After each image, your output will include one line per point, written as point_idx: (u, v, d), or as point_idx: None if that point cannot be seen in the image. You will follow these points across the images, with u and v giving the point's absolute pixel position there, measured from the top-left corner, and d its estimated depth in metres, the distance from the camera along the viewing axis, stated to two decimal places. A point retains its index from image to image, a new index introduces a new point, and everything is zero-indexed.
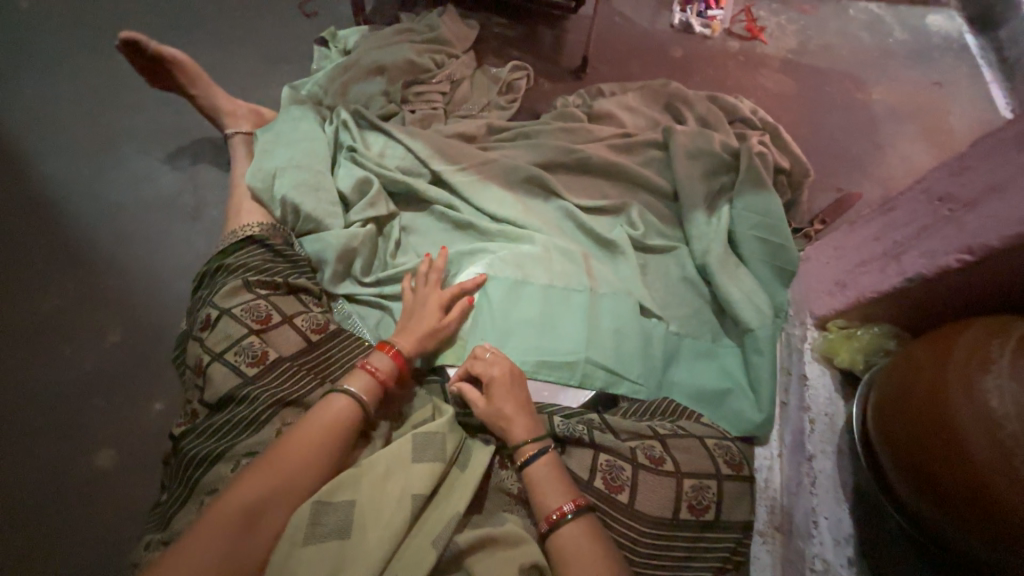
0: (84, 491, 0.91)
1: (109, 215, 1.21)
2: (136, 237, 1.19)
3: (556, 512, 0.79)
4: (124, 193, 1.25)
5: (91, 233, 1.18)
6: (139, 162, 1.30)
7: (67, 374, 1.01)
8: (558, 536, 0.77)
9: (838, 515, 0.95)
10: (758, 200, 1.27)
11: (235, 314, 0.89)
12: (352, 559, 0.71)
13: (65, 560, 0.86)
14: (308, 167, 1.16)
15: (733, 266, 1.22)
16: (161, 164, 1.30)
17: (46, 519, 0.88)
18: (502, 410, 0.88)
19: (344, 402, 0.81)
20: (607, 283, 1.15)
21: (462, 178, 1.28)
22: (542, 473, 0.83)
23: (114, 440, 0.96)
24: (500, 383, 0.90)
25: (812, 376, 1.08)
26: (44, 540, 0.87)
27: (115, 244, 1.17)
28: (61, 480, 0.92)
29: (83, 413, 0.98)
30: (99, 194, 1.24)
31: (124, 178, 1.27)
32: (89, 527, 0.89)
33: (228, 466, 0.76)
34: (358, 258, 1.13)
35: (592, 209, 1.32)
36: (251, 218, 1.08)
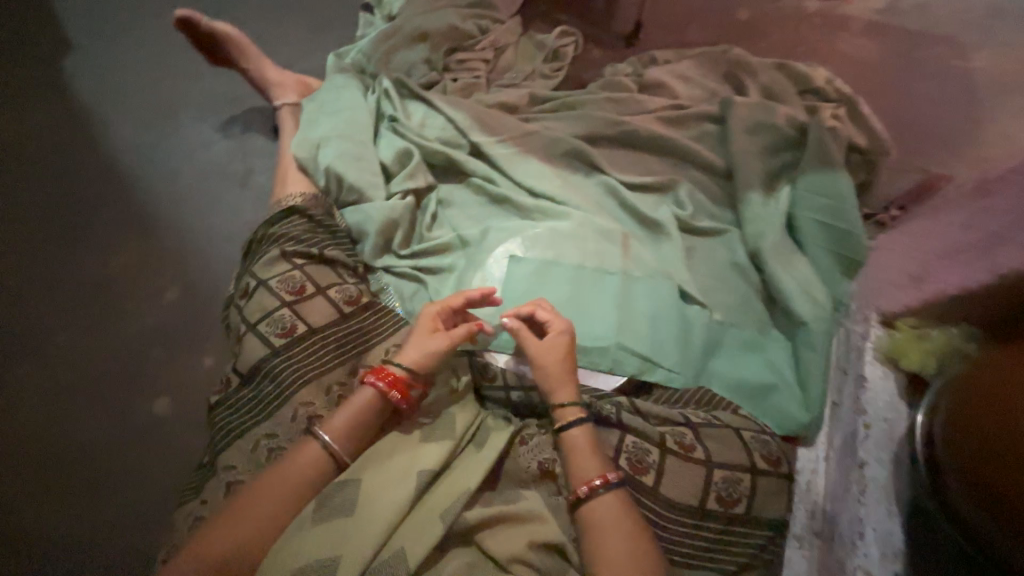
0: (139, 435, 0.98)
1: (168, 181, 1.28)
2: (191, 201, 1.25)
3: (587, 485, 0.79)
4: (181, 159, 1.31)
5: (152, 197, 1.25)
6: (195, 129, 1.36)
7: (129, 326, 1.08)
8: (586, 506, 0.78)
9: (889, 527, 0.87)
10: (826, 180, 1.14)
11: (270, 286, 0.97)
12: (361, 528, 0.78)
13: (121, 496, 0.92)
14: (350, 137, 1.16)
15: (789, 253, 1.12)
16: (214, 132, 1.35)
17: (106, 458, 0.95)
18: (553, 370, 0.90)
19: (362, 396, 0.89)
20: (648, 265, 1.09)
21: (501, 151, 1.24)
22: (576, 444, 0.84)
23: (168, 389, 1.03)
24: (559, 344, 0.92)
25: (872, 376, 0.98)
26: (101, 477, 0.94)
27: (173, 207, 1.24)
28: (118, 424, 0.99)
29: (141, 362, 1.05)
30: (160, 160, 1.31)
31: (182, 145, 1.33)
32: (141, 469, 0.95)
33: (250, 444, 0.87)
34: (398, 232, 1.13)
35: (638, 186, 1.25)
36: (297, 188, 1.12)
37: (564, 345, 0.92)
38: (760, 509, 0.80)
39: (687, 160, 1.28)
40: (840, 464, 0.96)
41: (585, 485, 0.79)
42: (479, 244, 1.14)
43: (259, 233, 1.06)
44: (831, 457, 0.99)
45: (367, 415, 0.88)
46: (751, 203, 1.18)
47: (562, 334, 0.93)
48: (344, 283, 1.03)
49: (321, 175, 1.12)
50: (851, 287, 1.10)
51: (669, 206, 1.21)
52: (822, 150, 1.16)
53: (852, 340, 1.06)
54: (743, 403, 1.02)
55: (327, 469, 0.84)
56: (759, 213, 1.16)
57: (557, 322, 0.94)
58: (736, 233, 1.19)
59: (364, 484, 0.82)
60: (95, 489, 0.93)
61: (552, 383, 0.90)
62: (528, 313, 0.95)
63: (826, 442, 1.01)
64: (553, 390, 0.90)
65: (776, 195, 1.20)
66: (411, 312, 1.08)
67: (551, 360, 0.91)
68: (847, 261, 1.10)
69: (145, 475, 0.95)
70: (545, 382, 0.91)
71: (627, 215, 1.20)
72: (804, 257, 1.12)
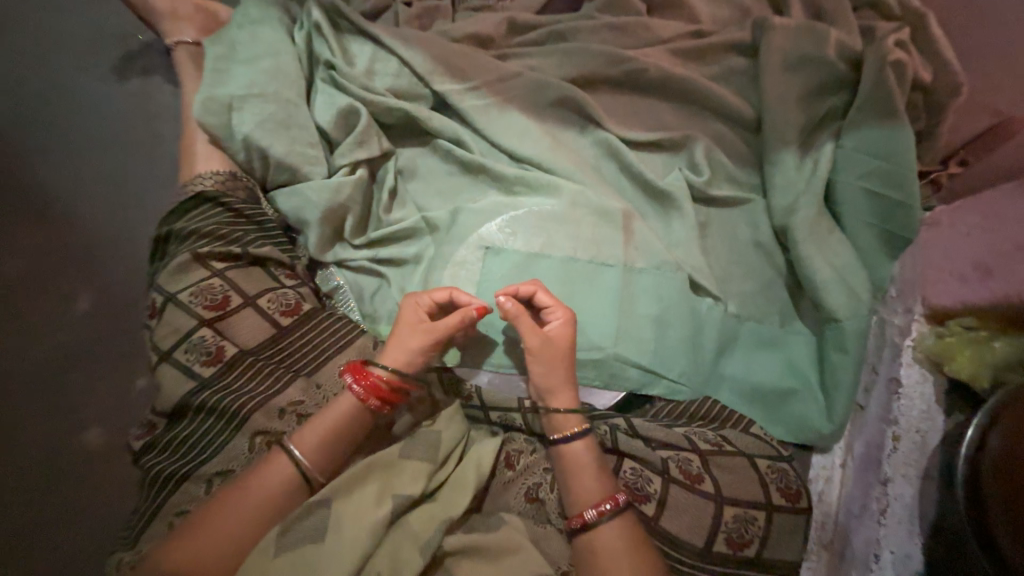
0: (66, 473, 0.85)
1: (71, 158, 1.05)
2: (103, 183, 1.04)
3: (595, 510, 0.65)
4: (87, 130, 1.08)
5: (54, 180, 1.03)
6: (97, 89, 1.11)
7: (43, 344, 0.93)
8: (595, 532, 0.65)
9: (908, 550, 0.78)
10: (882, 135, 0.91)
11: (183, 302, 0.75)
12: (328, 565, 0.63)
13: (46, 550, 0.80)
14: (272, 95, 0.90)
15: (825, 230, 0.93)
16: (120, 92, 1.12)
17: (28, 502, 0.83)
18: (551, 367, 0.73)
19: (336, 411, 0.71)
20: (654, 253, 0.90)
21: (473, 102, 0.97)
22: (579, 457, 0.69)
23: (101, 417, 0.90)
24: (561, 334, 0.74)
25: (908, 380, 0.83)
26: (25, 526, 0.81)
27: (81, 192, 1.03)
28: (40, 460, 0.86)
29: (65, 387, 0.91)
30: (58, 131, 1.07)
31: (86, 112, 1.09)
32: (72, 512, 0.83)
33: (199, 486, 0.67)
34: (349, 218, 0.92)
35: (644, 144, 1.01)
36: (212, 166, 0.88)
37: (564, 337, 0.74)
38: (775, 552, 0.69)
39: (705, 109, 1.03)
40: (859, 477, 0.87)
41: (593, 508, 0.65)
42: (448, 230, 0.91)
43: (164, 229, 0.82)
44: (848, 466, 0.90)
45: (342, 437, 0.70)
46: (782, 165, 0.96)
47: (562, 323, 0.75)
48: (280, 287, 0.82)
49: (240, 148, 0.88)
50: (892, 269, 0.92)
51: (680, 170, 0.99)
52: (882, 91, 0.90)
53: (888, 334, 0.89)
54: (758, 410, 0.90)
55: (302, 486, 0.67)
56: (789, 178, 0.95)
57: (557, 308, 0.75)
58: (760, 203, 1.00)
59: (337, 513, 0.66)
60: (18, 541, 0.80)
61: (551, 385, 0.73)
62: (526, 293, 0.76)
63: (845, 449, 0.91)
64: (550, 393, 0.73)
65: (812, 154, 0.97)
66: (371, 316, 0.90)
67: (550, 356, 0.73)
68: (892, 237, 0.92)
69: (77, 519, 0.83)
70: (542, 382, 0.73)
71: (630, 184, 0.98)
72: (841, 234, 0.93)
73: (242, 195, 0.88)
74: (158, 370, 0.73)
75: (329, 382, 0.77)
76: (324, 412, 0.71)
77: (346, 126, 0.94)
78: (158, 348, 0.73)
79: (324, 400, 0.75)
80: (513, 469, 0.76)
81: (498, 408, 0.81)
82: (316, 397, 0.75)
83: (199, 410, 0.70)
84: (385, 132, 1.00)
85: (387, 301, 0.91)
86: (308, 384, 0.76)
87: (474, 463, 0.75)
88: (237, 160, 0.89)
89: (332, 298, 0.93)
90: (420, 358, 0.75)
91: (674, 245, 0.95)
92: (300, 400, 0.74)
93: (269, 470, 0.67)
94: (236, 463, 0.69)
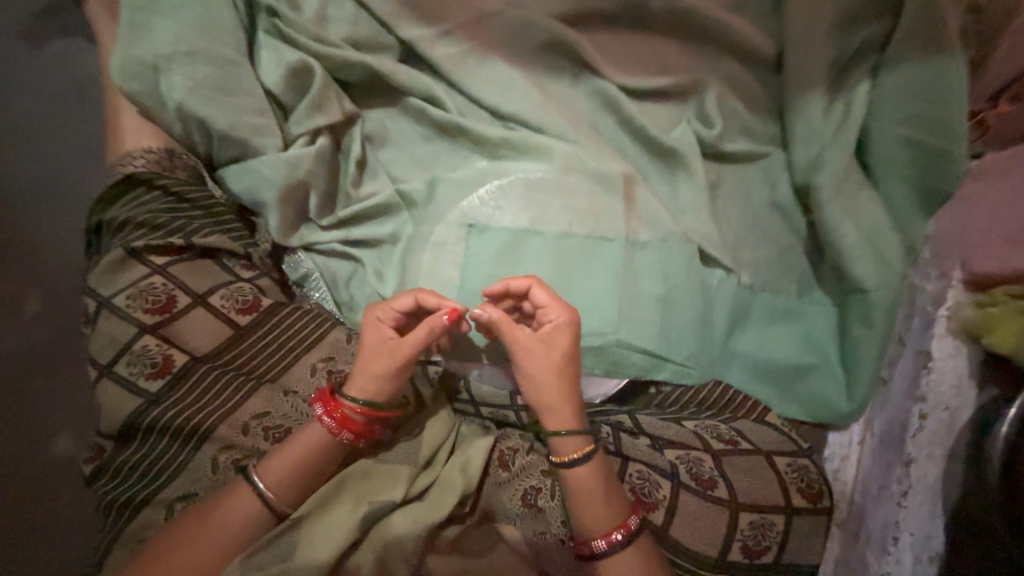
0: (50, 479, 0.84)
1: (22, 145, 0.99)
2: (58, 171, 0.99)
3: (603, 536, 0.61)
4: (39, 115, 1.01)
5: (10, 173, 0.97)
6: (37, 65, 1.02)
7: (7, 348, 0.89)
8: (603, 561, 0.61)
9: (929, 531, 0.74)
10: (927, 72, 0.77)
11: (120, 308, 0.69)
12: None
13: (32, 557, 0.79)
14: (205, 53, 0.76)
15: (854, 188, 0.81)
16: (65, 67, 1.03)
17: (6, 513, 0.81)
18: (543, 383, 0.64)
19: (317, 433, 0.65)
20: (659, 224, 0.80)
21: (446, 50, 0.83)
22: (584, 482, 0.63)
23: (77, 422, 0.87)
24: (554, 342, 0.65)
25: (939, 354, 0.75)
26: (15, 530, 0.81)
27: (34, 183, 0.98)
28: (19, 466, 0.84)
29: (29, 394, 0.87)
30: (10, 119, 1.00)
31: (31, 94, 1.01)
32: (60, 520, 0.82)
33: (159, 512, 0.64)
34: (312, 195, 0.81)
35: (646, 93, 0.87)
36: (143, 143, 0.78)
37: (560, 346, 0.65)
38: (791, 554, 0.68)
39: (718, 46, 0.88)
40: (878, 456, 0.80)
41: (602, 538, 0.61)
42: (426, 206, 0.80)
43: (95, 219, 0.76)
44: (868, 443, 0.83)
45: (315, 460, 0.64)
46: (806, 112, 0.83)
47: (558, 328, 0.65)
48: (234, 283, 0.75)
49: (176, 121, 0.77)
50: (926, 229, 0.82)
51: (688, 123, 0.86)
52: (930, 15, 0.75)
53: (917, 301, 0.80)
54: (770, 389, 0.83)
55: (268, 514, 0.62)
56: (814, 126, 0.83)
57: (553, 310, 0.66)
58: (778, 156, 0.87)
59: (310, 537, 0.62)
60: (11, 546, 0.80)
61: (543, 403, 0.65)
62: (519, 290, 0.67)
63: (863, 425, 0.85)
64: (545, 411, 0.65)
65: (844, 96, 0.84)
66: (348, 304, 0.82)
67: (543, 371, 0.64)
68: (929, 192, 0.80)
69: (64, 527, 0.81)
70: (534, 399, 0.65)
71: (632, 142, 0.86)
72: (872, 191, 0.82)
73: (183, 176, 0.79)
74: (100, 384, 0.68)
75: (299, 387, 0.71)
76: (302, 431, 0.66)
77: (300, 87, 0.81)
78: (99, 359, 0.69)
79: (293, 410, 0.69)
80: (507, 471, 0.70)
81: (489, 405, 0.74)
82: (285, 405, 0.69)
83: (151, 427, 0.66)
84: (347, 91, 0.88)
85: (364, 287, 0.82)
86: (273, 392, 0.70)
87: (460, 465, 0.70)
88: (177, 135, 0.79)
89: (303, 286, 0.85)
90: (393, 382, 0.66)
91: (681, 212, 0.84)
92: (266, 411, 0.69)
93: (230, 500, 0.62)
94: (198, 485, 0.65)
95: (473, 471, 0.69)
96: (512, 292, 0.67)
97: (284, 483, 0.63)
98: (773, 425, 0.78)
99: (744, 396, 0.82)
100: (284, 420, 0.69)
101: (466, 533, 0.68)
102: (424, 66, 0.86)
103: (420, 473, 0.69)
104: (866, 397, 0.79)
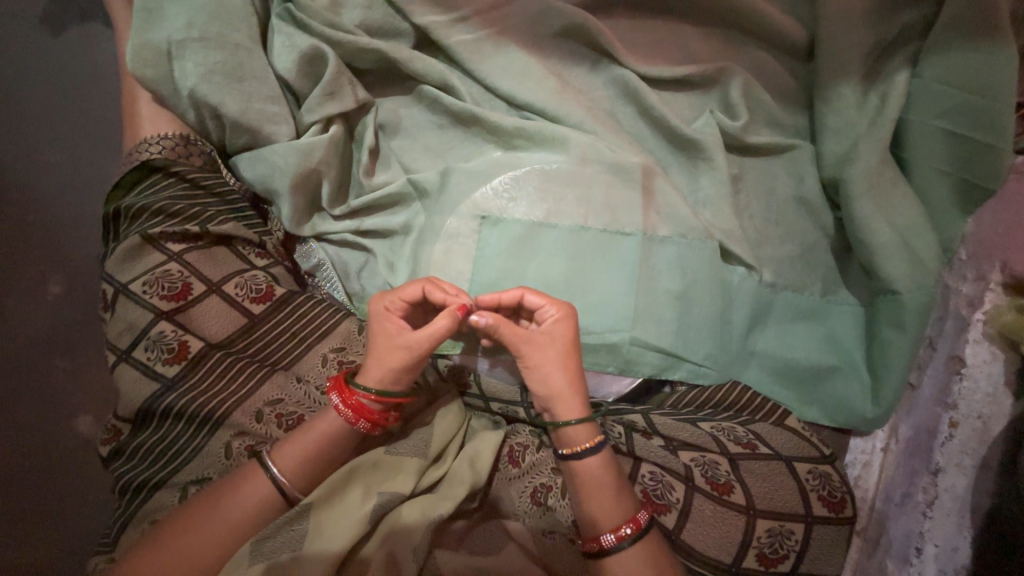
0: (80, 452, 0.89)
1: (47, 128, 1.00)
2: (82, 156, 1.00)
3: (612, 535, 0.59)
4: (57, 101, 1.02)
5: (32, 158, 0.99)
6: (60, 49, 1.03)
7: (38, 328, 0.93)
8: (612, 557, 0.59)
9: (955, 543, 0.68)
10: (974, 61, 0.72)
11: (136, 294, 0.69)
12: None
13: (65, 523, 0.85)
14: (217, 38, 0.76)
15: (888, 183, 0.77)
16: (87, 51, 1.04)
17: (40, 481, 0.87)
18: (550, 373, 0.63)
19: (324, 424, 0.63)
20: (679, 219, 0.77)
21: (462, 37, 0.80)
22: (593, 476, 0.61)
23: (104, 400, 0.91)
24: (555, 335, 0.63)
25: (972, 360, 0.72)
26: (49, 497, 0.86)
27: (59, 167, 0.99)
28: (51, 439, 0.89)
29: (60, 372, 0.92)
30: (27, 103, 1.01)
31: (54, 77, 1.02)
32: (84, 492, 0.87)
33: (173, 493, 0.64)
34: (324, 184, 0.80)
35: (667, 82, 0.84)
36: (160, 129, 0.78)
37: (562, 338, 0.64)
38: (811, 564, 0.66)
39: (746, 33, 0.84)
40: (903, 463, 0.77)
41: (610, 534, 0.59)
42: (438, 196, 0.78)
43: (113, 206, 0.76)
44: (892, 450, 0.79)
45: (326, 452, 0.63)
46: (837, 104, 0.80)
47: (557, 323, 0.64)
48: (248, 270, 0.74)
49: (190, 108, 0.77)
50: (964, 228, 0.77)
51: (711, 113, 0.82)
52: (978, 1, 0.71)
53: (950, 304, 0.77)
54: (789, 391, 0.80)
55: (279, 503, 0.61)
56: (845, 119, 0.79)
57: (551, 306, 0.64)
58: (806, 149, 0.84)
59: (320, 524, 0.61)
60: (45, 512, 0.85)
61: (553, 392, 0.63)
62: (512, 300, 0.65)
63: (888, 431, 0.81)
64: (555, 401, 0.63)
65: (879, 87, 0.80)
66: (359, 295, 0.81)
67: (549, 362, 0.63)
68: (969, 189, 0.75)
69: (95, 494, 0.87)
70: (543, 390, 0.63)
71: (651, 133, 0.83)
72: (907, 186, 0.78)
73: (198, 163, 0.79)
74: (117, 370, 0.69)
75: (311, 375, 0.70)
76: (309, 425, 0.64)
77: (313, 75, 0.80)
78: (117, 346, 0.69)
79: (306, 397, 0.69)
80: (519, 467, 0.69)
81: (499, 399, 0.73)
82: (298, 392, 0.69)
83: (167, 411, 0.67)
84: (361, 79, 0.86)
85: (375, 278, 0.81)
86: (286, 379, 0.69)
87: (469, 458, 0.68)
88: (191, 122, 0.79)
89: (314, 277, 0.84)
90: (415, 368, 0.63)
91: (701, 206, 0.81)
92: (279, 398, 0.68)
93: (245, 483, 0.61)
94: (211, 470, 0.65)
95: (483, 464, 0.68)
96: (505, 304, 0.66)
97: (300, 469, 0.61)
98: (796, 429, 0.75)
99: (764, 399, 0.78)
100: (297, 407, 0.68)
101: (473, 529, 0.67)
102: (440, 54, 0.84)
103: (429, 466, 0.68)
104: (893, 402, 0.75)
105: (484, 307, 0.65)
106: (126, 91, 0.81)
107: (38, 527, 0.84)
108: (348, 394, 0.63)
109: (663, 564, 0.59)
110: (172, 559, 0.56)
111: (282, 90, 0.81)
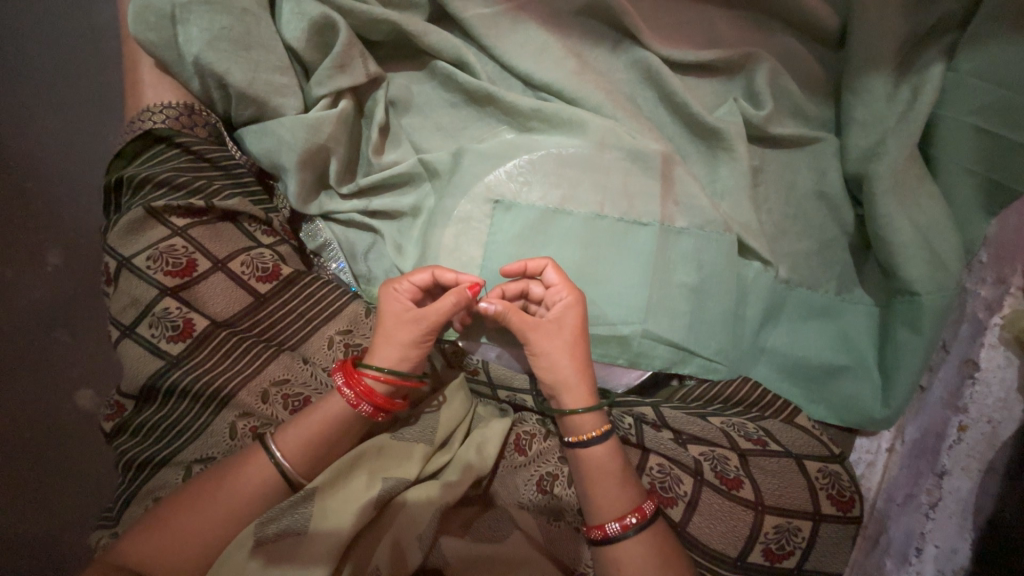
0: (82, 424, 0.89)
1: (42, 91, 0.97)
2: (81, 122, 0.97)
3: (617, 523, 0.59)
4: (54, 64, 0.98)
5: (26, 121, 0.96)
6: (58, 8, 0.99)
7: (36, 298, 0.92)
8: (616, 547, 0.59)
9: (955, 544, 0.67)
10: (1011, 56, 0.69)
11: (141, 269, 0.68)
12: (301, 563, 0.57)
13: (67, 494, 0.85)
14: (224, 3, 0.72)
15: (914, 180, 0.74)
16: (85, 11, 1.00)
17: (39, 453, 0.86)
18: (558, 360, 0.62)
19: (328, 408, 0.62)
20: (698, 211, 0.75)
21: (479, 11, 0.76)
22: (599, 464, 0.61)
23: (107, 372, 0.91)
24: (563, 324, 0.63)
25: (986, 364, 0.70)
26: (49, 469, 0.86)
27: (54, 134, 0.96)
28: (52, 411, 0.88)
29: (59, 344, 0.91)
30: (23, 66, 0.97)
31: (49, 37, 0.98)
32: (85, 465, 0.87)
33: (177, 472, 0.63)
34: (332, 161, 0.78)
35: (691, 67, 0.81)
36: (163, 97, 0.75)
37: (570, 326, 0.63)
38: (816, 563, 0.66)
39: (776, 18, 0.81)
40: (908, 464, 0.75)
41: (616, 522, 0.59)
42: (449, 178, 0.76)
43: (115, 176, 0.74)
44: (897, 451, 0.77)
45: (329, 435, 0.62)
46: (866, 96, 0.77)
47: (566, 309, 0.63)
48: (255, 248, 0.73)
49: (193, 75, 0.74)
50: (987, 230, 0.75)
51: (735, 101, 0.79)
52: None
53: (967, 307, 0.74)
54: (798, 389, 0.79)
55: (282, 485, 0.60)
56: (873, 112, 0.77)
57: (564, 290, 0.64)
58: (831, 142, 0.81)
59: (325, 509, 0.60)
60: (48, 482, 0.85)
61: (559, 380, 0.62)
62: (533, 272, 0.65)
63: (894, 431, 0.79)
64: (559, 390, 0.63)
65: (912, 79, 0.77)
66: (365, 278, 0.78)
67: (554, 351, 0.62)
68: (995, 189, 0.73)
69: (97, 469, 0.87)
70: (548, 379, 0.63)
71: (672, 120, 0.81)
72: (933, 184, 0.75)
73: (203, 134, 0.77)
74: (121, 345, 0.68)
75: (318, 357, 0.70)
76: (316, 407, 0.63)
77: (322, 43, 0.76)
78: (120, 321, 0.68)
79: (312, 378, 0.68)
80: (525, 457, 0.68)
81: (505, 386, 0.72)
82: (304, 373, 0.68)
83: (171, 389, 0.66)
84: (372, 52, 0.83)
85: (382, 261, 0.79)
86: (293, 359, 0.68)
87: (476, 445, 0.67)
88: (194, 90, 0.76)
89: (320, 256, 0.81)
90: (417, 349, 0.63)
91: (719, 196, 0.79)
92: (285, 379, 0.67)
93: (249, 464, 0.60)
94: (215, 449, 0.64)
95: (490, 452, 0.67)
96: (530, 272, 0.65)
97: (304, 452, 0.61)
98: (805, 427, 0.75)
99: (774, 396, 0.77)
100: (304, 388, 0.67)
101: (477, 518, 0.67)
102: (455, 28, 0.81)
103: (436, 452, 0.67)
104: (903, 403, 0.74)
105: (509, 276, 0.64)
106: (127, 55, 0.78)
107: (36, 500, 0.84)
108: (357, 381, 0.62)
109: (667, 557, 0.59)
110: (175, 540, 0.56)
111: (290, 60, 0.78)
